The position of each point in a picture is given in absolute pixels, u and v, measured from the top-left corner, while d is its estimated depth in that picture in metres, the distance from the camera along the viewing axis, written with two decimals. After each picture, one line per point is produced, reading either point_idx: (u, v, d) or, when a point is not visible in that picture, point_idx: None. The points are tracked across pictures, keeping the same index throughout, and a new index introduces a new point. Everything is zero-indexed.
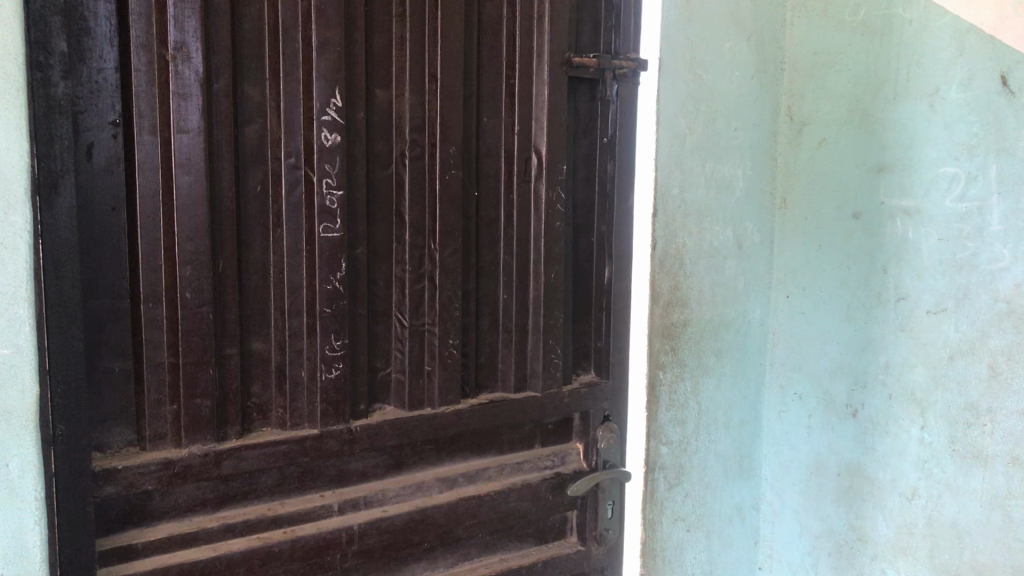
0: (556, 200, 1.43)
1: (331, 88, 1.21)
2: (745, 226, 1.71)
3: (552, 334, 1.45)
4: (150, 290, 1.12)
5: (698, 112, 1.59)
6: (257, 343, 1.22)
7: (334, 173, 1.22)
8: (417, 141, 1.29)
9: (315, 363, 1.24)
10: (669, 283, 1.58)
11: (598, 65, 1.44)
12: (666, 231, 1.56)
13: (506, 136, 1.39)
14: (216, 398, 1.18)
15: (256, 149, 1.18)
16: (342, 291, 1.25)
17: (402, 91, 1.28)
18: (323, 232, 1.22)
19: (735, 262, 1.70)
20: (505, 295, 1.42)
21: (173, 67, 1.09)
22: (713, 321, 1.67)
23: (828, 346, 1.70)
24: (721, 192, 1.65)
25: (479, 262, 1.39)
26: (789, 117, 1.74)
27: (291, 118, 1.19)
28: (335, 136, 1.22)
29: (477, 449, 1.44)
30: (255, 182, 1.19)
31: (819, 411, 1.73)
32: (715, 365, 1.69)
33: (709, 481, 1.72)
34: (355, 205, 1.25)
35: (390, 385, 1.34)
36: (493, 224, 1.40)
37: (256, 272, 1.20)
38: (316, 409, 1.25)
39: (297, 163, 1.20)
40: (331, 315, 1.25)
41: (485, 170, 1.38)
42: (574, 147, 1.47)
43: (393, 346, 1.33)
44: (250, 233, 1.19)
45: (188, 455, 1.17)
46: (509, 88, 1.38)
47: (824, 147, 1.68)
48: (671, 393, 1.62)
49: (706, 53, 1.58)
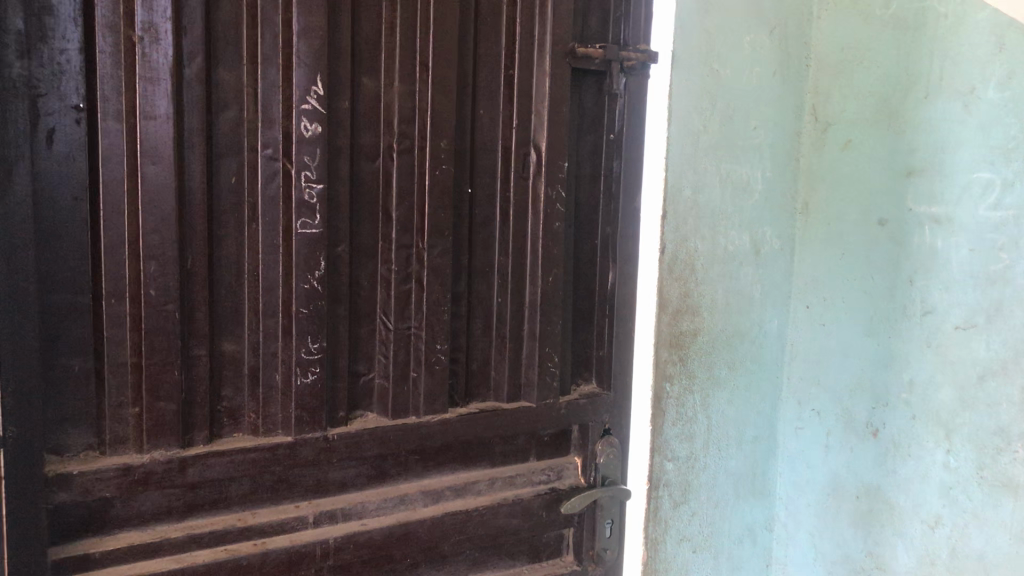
0: (555, 199, 1.33)
1: (312, 74, 1.13)
2: (763, 231, 1.61)
3: (549, 341, 1.36)
4: (112, 286, 1.06)
5: (714, 109, 1.49)
6: (228, 343, 1.15)
7: (313, 165, 1.15)
8: (406, 133, 1.21)
9: (290, 367, 1.17)
10: (679, 290, 1.49)
11: (604, 56, 1.35)
12: (676, 235, 1.47)
13: (503, 130, 1.31)
14: (182, 401, 1.12)
15: (231, 137, 1.12)
16: (319, 291, 1.17)
17: (390, 79, 1.20)
18: (301, 228, 1.15)
19: (751, 269, 1.60)
20: (499, 299, 1.34)
21: (140, 49, 1.03)
22: (726, 331, 1.57)
23: (848, 360, 1.59)
24: (737, 194, 1.55)
25: (472, 264, 1.31)
26: (813, 116, 1.64)
27: (268, 105, 1.12)
28: (315, 125, 1.14)
29: (468, 462, 1.35)
30: (229, 174, 1.12)
31: (837, 429, 1.62)
32: (727, 377, 1.59)
33: (718, 499, 1.62)
34: (336, 201, 1.18)
35: (373, 390, 1.26)
36: (487, 223, 1.32)
37: (228, 268, 1.14)
38: (290, 416, 1.18)
39: (274, 154, 1.13)
40: (308, 317, 1.17)
41: (479, 166, 1.30)
42: (579, 142, 1.37)
43: (377, 350, 1.25)
44: (223, 227, 1.13)
45: (150, 461, 1.10)
46: (506, 79, 1.30)
47: (849, 148, 1.58)
48: (678, 406, 1.52)
49: (724, 46, 1.48)
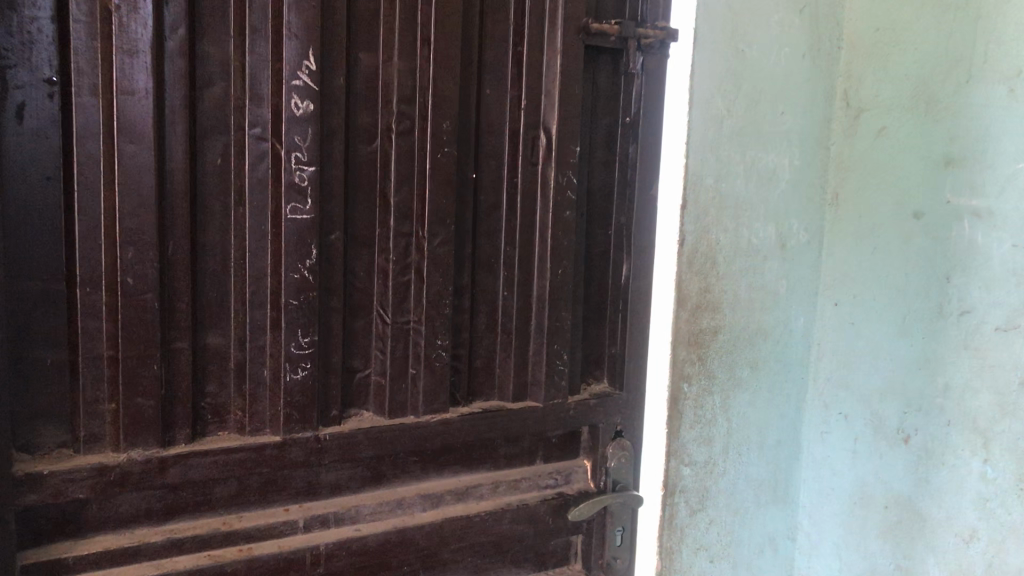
0: (566, 186, 1.25)
1: (304, 48, 1.05)
2: (789, 224, 1.51)
3: (558, 338, 1.28)
4: (88, 273, 0.99)
5: (739, 92, 1.39)
6: (212, 336, 1.08)
7: (304, 146, 1.07)
8: (406, 114, 1.14)
9: (278, 362, 1.09)
10: (699, 285, 1.40)
11: (620, 33, 1.26)
12: (697, 225, 1.37)
13: (511, 111, 1.22)
14: (161, 397, 1.04)
15: (217, 116, 1.04)
16: (310, 282, 1.10)
17: (389, 55, 1.12)
18: (290, 213, 1.07)
19: (777, 264, 1.50)
20: (505, 292, 1.25)
21: (117, 18, 0.95)
22: (749, 329, 1.48)
23: (878, 362, 1.49)
24: (762, 183, 1.45)
25: (476, 255, 1.23)
26: (845, 101, 1.53)
27: (256, 81, 1.04)
28: (306, 103, 1.06)
29: (470, 465, 1.27)
30: (214, 154, 1.05)
31: (865, 435, 1.52)
32: (749, 378, 1.49)
33: (738, 507, 1.53)
34: (330, 185, 1.10)
35: (369, 388, 1.19)
36: (494, 211, 1.23)
37: (213, 256, 1.06)
38: (278, 414, 1.10)
39: (263, 134, 1.05)
40: (297, 309, 1.09)
41: (485, 150, 1.21)
42: (592, 126, 1.29)
43: (373, 345, 1.18)
44: (208, 212, 1.05)
45: (127, 460, 1.03)
46: (515, 57, 1.21)
47: (883, 136, 1.47)
48: (697, 408, 1.43)
49: (751, 24, 1.39)
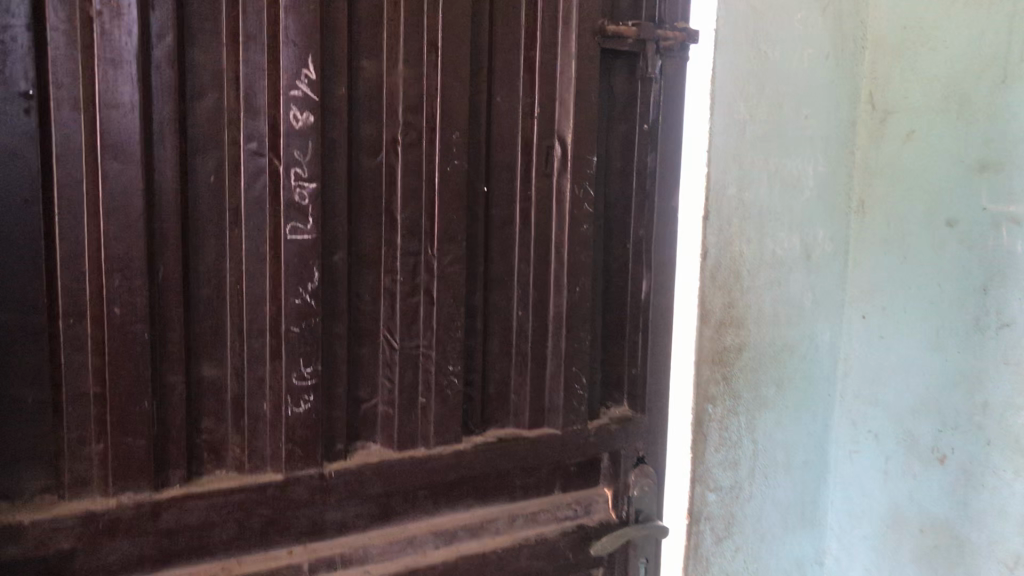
0: (583, 199, 1.17)
1: (302, 56, 0.97)
2: (814, 234, 1.43)
3: (576, 360, 1.20)
4: (71, 303, 0.90)
5: (762, 97, 1.32)
6: (208, 368, 1.00)
7: (304, 161, 0.99)
8: (412, 124, 1.06)
9: (279, 395, 1.01)
10: (722, 300, 1.32)
11: (638, 35, 1.19)
12: (719, 237, 1.30)
13: (523, 119, 1.14)
14: (153, 436, 0.96)
15: (210, 130, 0.96)
16: (313, 307, 1.01)
17: (393, 61, 1.04)
18: (291, 234, 0.99)
19: (802, 275, 1.42)
20: (520, 312, 1.17)
21: (99, 26, 0.87)
22: (775, 345, 1.40)
23: (910, 378, 1.42)
24: (787, 192, 1.38)
25: (488, 273, 1.15)
26: (871, 104, 1.46)
27: (251, 93, 0.97)
28: (306, 115, 0.98)
29: (484, 497, 1.19)
30: (207, 172, 0.97)
31: (897, 454, 1.44)
32: (775, 397, 1.42)
33: (765, 532, 1.45)
34: (332, 202, 1.02)
35: (376, 419, 1.11)
36: (506, 226, 1.16)
37: (207, 281, 0.98)
38: (280, 450, 1.02)
39: (259, 149, 0.98)
40: (299, 337, 1.01)
41: (496, 161, 1.14)
42: (609, 135, 1.21)
43: (380, 373, 1.09)
44: (201, 234, 0.97)
45: (117, 506, 0.94)
46: (527, 62, 1.13)
47: (912, 140, 1.40)
48: (722, 430, 1.35)
49: (773, 25, 1.31)
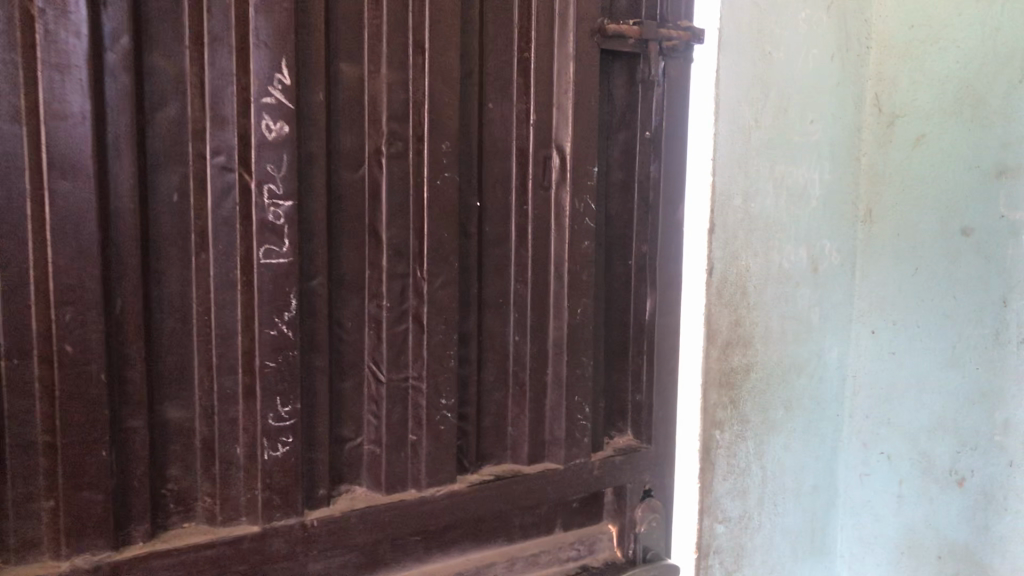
0: (583, 213, 1.08)
1: (275, 59, 0.87)
2: (821, 245, 1.35)
3: (578, 388, 1.10)
4: (14, 340, 0.78)
5: (767, 100, 1.24)
6: (174, 410, 0.89)
7: (279, 177, 0.88)
8: (397, 133, 0.96)
9: (254, 438, 0.91)
10: (729, 318, 1.24)
11: (639, 35, 1.10)
12: (725, 251, 1.22)
13: (518, 128, 1.05)
14: (112, 489, 0.84)
15: (172, 143, 0.86)
16: (290, 339, 0.91)
17: (376, 65, 0.95)
18: (265, 258, 0.89)
19: (809, 289, 1.34)
20: (517, 338, 1.08)
21: (42, 25, 0.76)
22: (782, 365, 1.32)
23: (925, 397, 1.34)
24: (793, 202, 1.30)
25: (482, 296, 1.05)
26: (877, 107, 1.38)
27: (218, 101, 0.87)
28: (280, 125, 0.88)
29: (480, 540, 1.08)
30: (170, 190, 0.86)
31: (913, 477, 1.36)
32: (784, 420, 1.33)
33: (775, 563, 1.36)
34: (310, 222, 0.92)
35: (362, 459, 1.00)
36: (501, 244, 1.06)
37: (171, 312, 0.88)
38: (256, 499, 0.91)
39: (228, 163, 0.88)
40: (275, 372, 0.90)
41: (489, 174, 1.04)
42: (608, 143, 1.12)
43: (365, 409, 0.99)
44: (163, 259, 0.87)
45: (70, 570, 0.82)
46: (521, 64, 1.05)
47: (921, 145, 1.32)
48: (730, 457, 1.27)
49: (778, 24, 1.23)
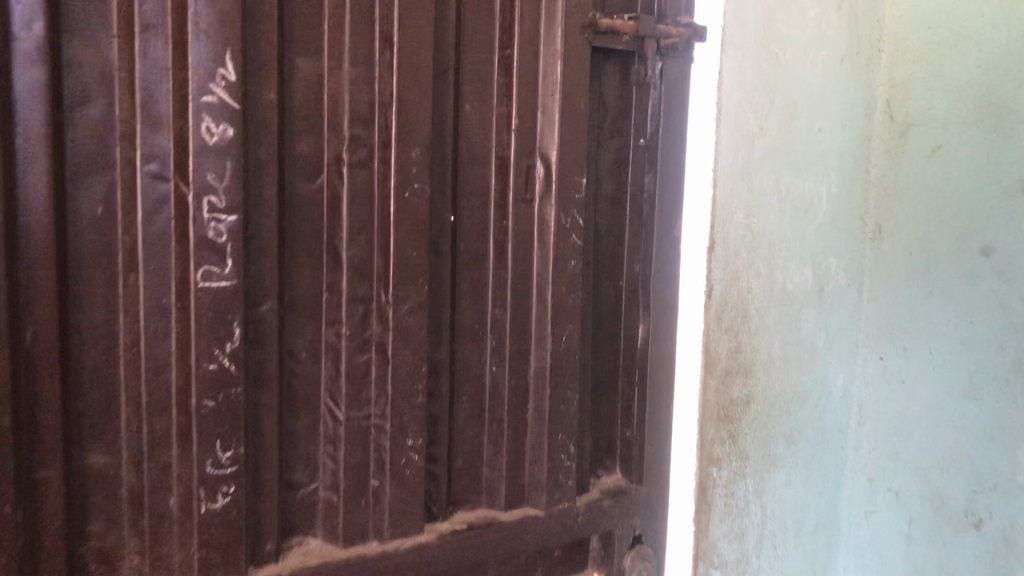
0: (569, 229, 0.97)
1: (218, 52, 0.75)
2: (827, 265, 1.25)
3: (562, 426, 0.99)
4: None
5: (773, 105, 1.13)
6: (96, 456, 0.77)
7: (221, 188, 0.77)
8: (361, 138, 0.84)
9: (190, 488, 0.79)
10: (729, 344, 1.13)
11: (635, 31, 0.99)
12: (726, 272, 1.11)
13: (497, 134, 0.94)
14: (19, 552, 0.72)
15: (96, 147, 0.74)
16: (232, 374, 0.79)
17: (337, 60, 0.83)
18: (203, 281, 0.77)
19: (814, 313, 1.24)
20: (494, 368, 0.96)
21: None
22: (784, 395, 1.21)
23: (938, 429, 1.24)
24: (799, 217, 1.19)
25: (455, 322, 0.93)
26: (888, 115, 1.29)
27: (150, 99, 0.75)
28: (223, 127, 0.76)
29: None
30: (93, 201, 0.74)
31: (923, 518, 1.26)
32: (785, 454, 1.22)
33: None
34: (257, 239, 0.80)
35: (316, 508, 0.88)
36: (477, 262, 0.94)
37: (93, 343, 0.75)
38: (191, 558, 0.79)
39: (162, 171, 0.76)
40: (215, 413, 0.79)
41: (465, 185, 0.92)
42: (598, 152, 1.01)
43: (321, 450, 0.87)
44: (85, 281, 0.75)
45: None
46: (503, 62, 0.93)
47: (937, 156, 1.22)
48: (727, 495, 1.15)
49: (787, 22, 1.12)
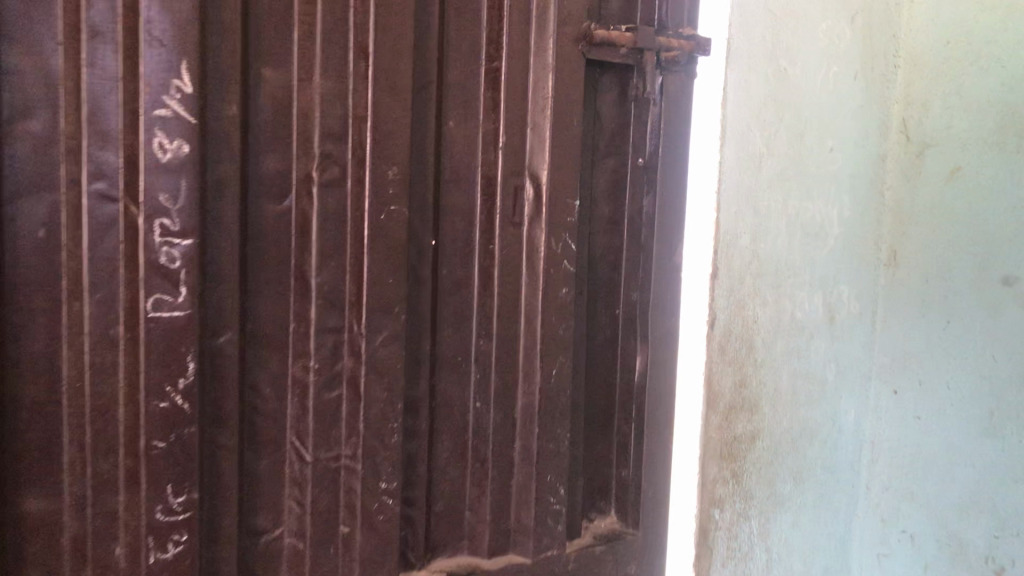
0: (561, 254, 0.90)
1: (173, 62, 0.69)
2: (837, 292, 1.18)
3: (552, 466, 0.92)
4: None
5: (781, 123, 1.06)
6: (36, 504, 0.69)
7: (174, 210, 0.70)
8: (333, 156, 0.78)
9: (139, 537, 0.72)
10: (733, 377, 1.05)
11: (634, 43, 0.93)
12: (730, 301, 1.03)
13: (483, 152, 0.87)
14: None
15: (38, 164, 0.66)
16: (185, 412, 0.73)
17: (308, 71, 0.77)
18: (154, 311, 0.70)
19: (824, 343, 1.17)
20: (478, 403, 0.89)
21: None
22: (792, 431, 1.14)
23: (956, 468, 1.18)
24: (808, 242, 1.12)
25: (436, 353, 0.87)
26: (903, 134, 1.22)
27: (97, 112, 0.68)
28: (177, 144, 0.70)
29: None
30: (34, 222, 0.67)
31: (939, 562, 1.20)
32: (792, 494, 1.15)
33: None
34: (216, 265, 0.74)
35: (283, 557, 0.80)
36: (461, 288, 0.88)
37: (33, 379, 0.68)
38: None
39: (110, 190, 0.69)
40: (166, 455, 0.72)
41: (448, 207, 0.86)
42: (593, 171, 0.94)
43: (286, 493, 0.80)
44: (24, 311, 0.67)
45: None
46: (489, 76, 0.86)
47: (956, 179, 1.16)
48: (731, 539, 1.08)
49: (797, 35, 1.06)
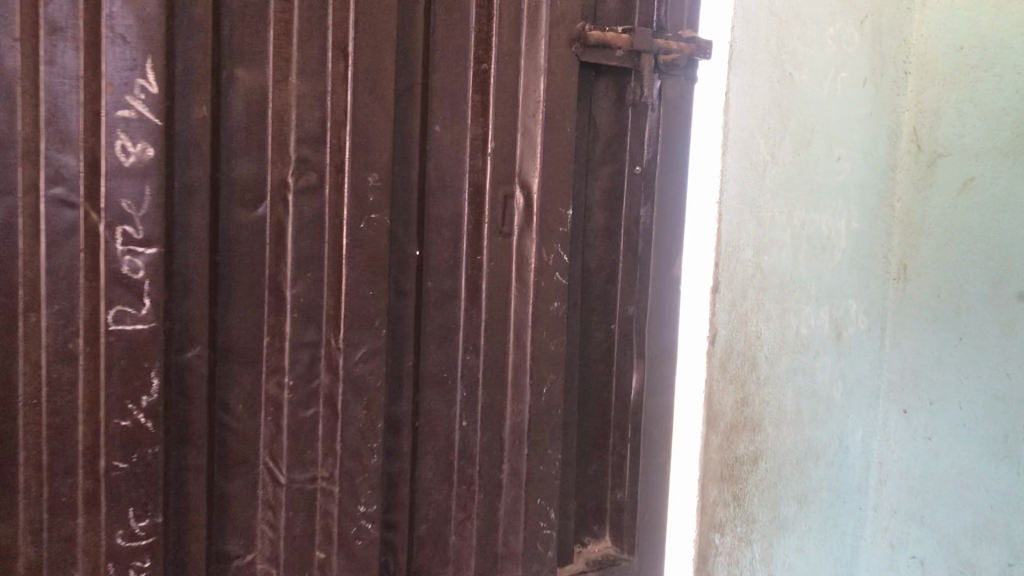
0: (552, 267, 0.87)
1: (138, 60, 0.65)
2: (845, 307, 1.13)
3: (542, 490, 0.89)
4: None
5: (787, 131, 1.02)
6: None
7: (138, 216, 0.66)
8: (310, 162, 0.74)
9: (99, 564, 0.67)
10: (735, 396, 1.01)
11: (630, 46, 0.89)
12: (732, 316, 0.99)
13: (471, 159, 0.82)
14: None
15: None
16: (149, 431, 0.68)
17: (284, 71, 0.73)
18: (115, 324, 0.66)
19: (830, 359, 1.12)
20: (465, 423, 0.85)
21: None
22: (796, 452, 1.09)
23: (969, 491, 1.12)
24: (814, 254, 1.08)
25: (419, 370, 0.82)
26: (915, 144, 1.18)
27: (57, 113, 0.63)
28: (141, 146, 0.66)
29: None
30: None
31: None
32: (797, 517, 1.10)
33: None
34: (184, 275, 0.70)
35: None
36: (447, 301, 0.83)
37: None
38: None
39: (70, 196, 0.64)
40: (128, 477, 0.67)
41: (433, 215, 0.81)
42: (588, 180, 0.91)
43: (259, 516, 0.76)
44: None
45: None
46: (478, 78, 0.82)
47: (969, 190, 1.11)
48: (732, 564, 1.03)
49: (803, 40, 1.02)
